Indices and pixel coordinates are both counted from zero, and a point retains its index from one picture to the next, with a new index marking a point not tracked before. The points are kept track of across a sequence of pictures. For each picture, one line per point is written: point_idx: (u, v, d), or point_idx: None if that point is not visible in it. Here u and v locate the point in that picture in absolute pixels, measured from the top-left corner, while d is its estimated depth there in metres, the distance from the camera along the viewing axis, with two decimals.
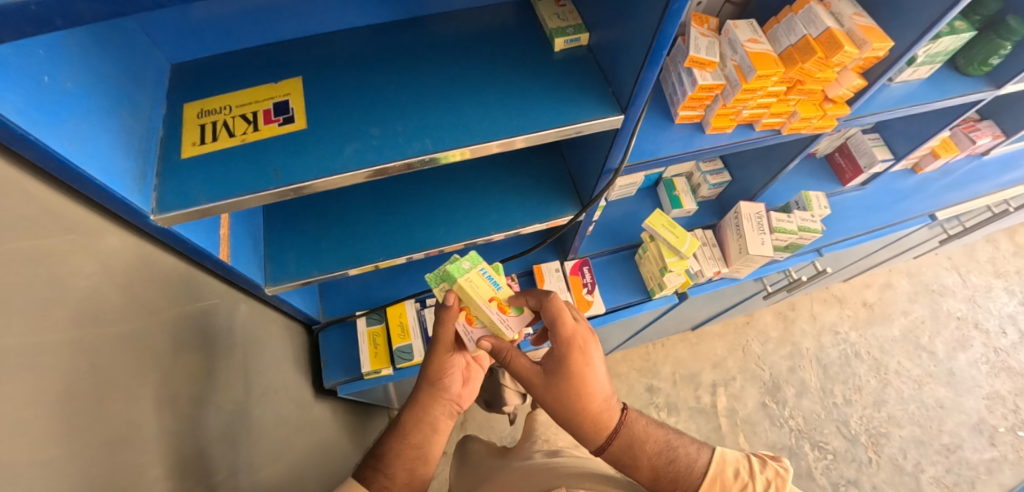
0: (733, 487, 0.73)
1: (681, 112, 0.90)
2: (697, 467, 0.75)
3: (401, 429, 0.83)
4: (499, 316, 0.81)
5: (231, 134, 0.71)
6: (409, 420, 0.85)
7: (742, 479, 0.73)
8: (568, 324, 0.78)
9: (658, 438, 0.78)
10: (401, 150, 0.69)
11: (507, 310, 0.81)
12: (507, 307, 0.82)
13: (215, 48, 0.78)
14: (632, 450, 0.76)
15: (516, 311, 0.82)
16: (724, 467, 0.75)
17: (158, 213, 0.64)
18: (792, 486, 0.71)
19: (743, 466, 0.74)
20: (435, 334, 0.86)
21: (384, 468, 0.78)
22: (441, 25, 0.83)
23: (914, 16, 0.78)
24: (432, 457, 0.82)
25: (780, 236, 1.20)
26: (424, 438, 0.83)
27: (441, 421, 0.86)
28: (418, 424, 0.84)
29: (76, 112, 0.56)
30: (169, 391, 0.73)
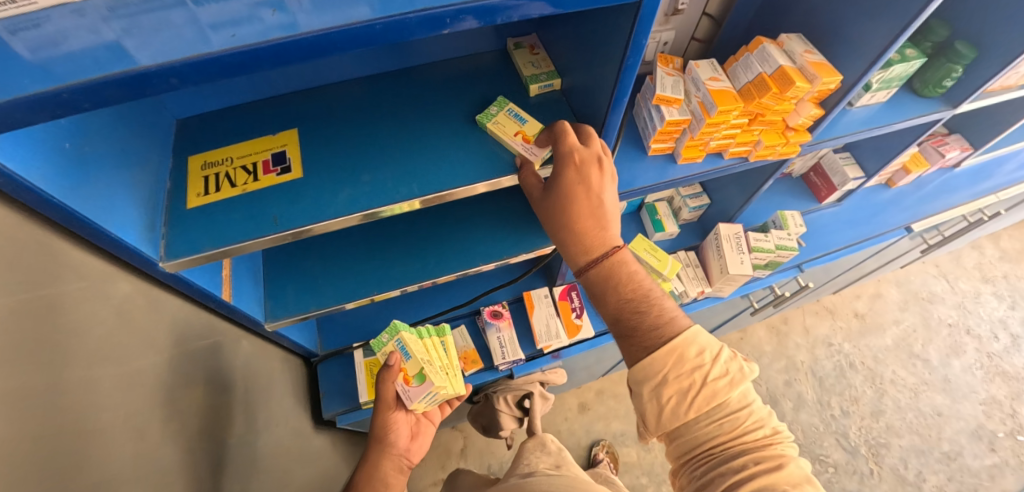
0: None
1: (653, 145, 0.96)
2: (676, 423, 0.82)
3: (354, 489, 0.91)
4: (405, 386, 0.95)
5: (233, 184, 0.76)
6: (361, 481, 0.92)
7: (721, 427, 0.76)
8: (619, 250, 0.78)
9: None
10: (390, 194, 0.74)
11: (410, 381, 0.94)
12: (411, 377, 0.94)
13: (217, 104, 0.85)
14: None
15: (418, 381, 0.93)
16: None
17: (165, 260, 0.69)
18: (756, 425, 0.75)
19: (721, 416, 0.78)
20: (378, 394, 0.95)
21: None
22: (425, 75, 0.90)
23: (860, 51, 0.85)
24: None
25: (759, 255, 1.26)
26: None
27: (392, 477, 0.94)
28: (369, 482, 0.92)
29: (94, 172, 0.61)
30: (177, 426, 0.77)
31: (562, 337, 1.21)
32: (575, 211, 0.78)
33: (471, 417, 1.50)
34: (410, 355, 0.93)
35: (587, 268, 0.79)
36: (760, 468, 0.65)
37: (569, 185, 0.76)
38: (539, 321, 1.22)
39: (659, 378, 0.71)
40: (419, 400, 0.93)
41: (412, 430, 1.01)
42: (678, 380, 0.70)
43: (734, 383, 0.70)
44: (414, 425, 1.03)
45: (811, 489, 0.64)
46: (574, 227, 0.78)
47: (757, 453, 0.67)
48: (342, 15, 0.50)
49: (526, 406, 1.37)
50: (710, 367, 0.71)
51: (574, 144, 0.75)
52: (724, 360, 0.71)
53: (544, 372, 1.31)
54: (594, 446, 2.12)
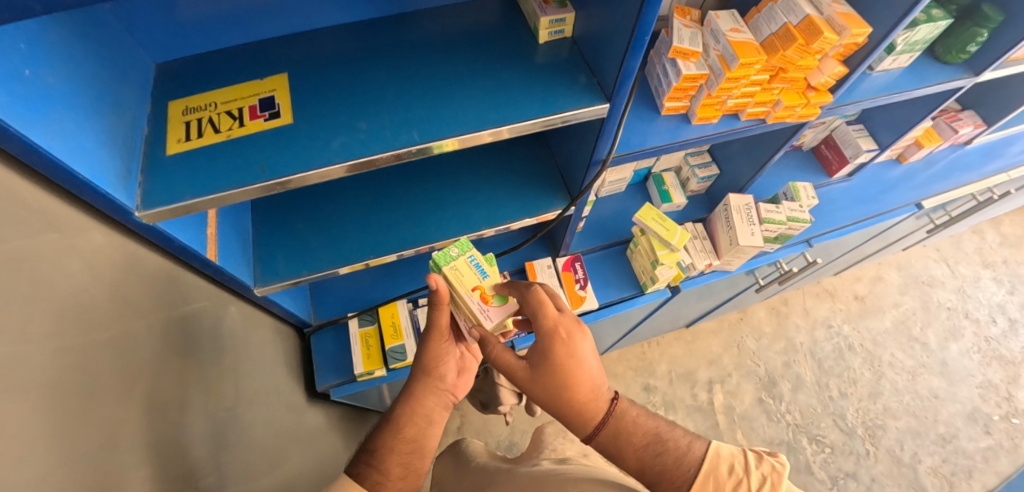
0: (726, 484, 0.72)
1: (666, 103, 0.91)
2: (689, 459, 0.76)
3: (395, 422, 0.85)
4: (482, 306, 0.87)
5: (217, 130, 0.70)
6: (403, 413, 0.86)
7: (737, 475, 0.73)
8: (551, 316, 0.84)
9: (648, 430, 0.81)
10: (389, 141, 0.69)
11: (489, 300, 0.88)
12: (489, 296, 0.88)
13: (200, 47, 0.78)
14: (619, 441, 0.81)
15: (498, 300, 0.89)
16: (717, 463, 0.75)
17: (142, 209, 0.63)
18: (789, 481, 0.70)
19: (738, 461, 0.74)
20: (431, 318, 0.89)
21: (377, 463, 0.79)
22: (426, 23, 0.83)
23: (891, 2, 0.78)
24: (427, 451, 0.84)
25: (769, 227, 1.21)
26: (420, 431, 0.84)
27: (436, 413, 0.87)
28: (412, 417, 0.85)
29: (59, 107, 0.55)
30: (158, 392, 0.72)
31: None
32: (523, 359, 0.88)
33: (469, 393, 1.47)
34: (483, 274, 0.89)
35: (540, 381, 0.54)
36: None
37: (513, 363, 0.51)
38: None
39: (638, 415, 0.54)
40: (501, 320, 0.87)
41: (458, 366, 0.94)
42: None
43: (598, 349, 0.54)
44: (460, 361, 0.96)
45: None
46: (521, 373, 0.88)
47: None
48: None
49: None
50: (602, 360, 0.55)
51: None
52: None
53: None
54: None
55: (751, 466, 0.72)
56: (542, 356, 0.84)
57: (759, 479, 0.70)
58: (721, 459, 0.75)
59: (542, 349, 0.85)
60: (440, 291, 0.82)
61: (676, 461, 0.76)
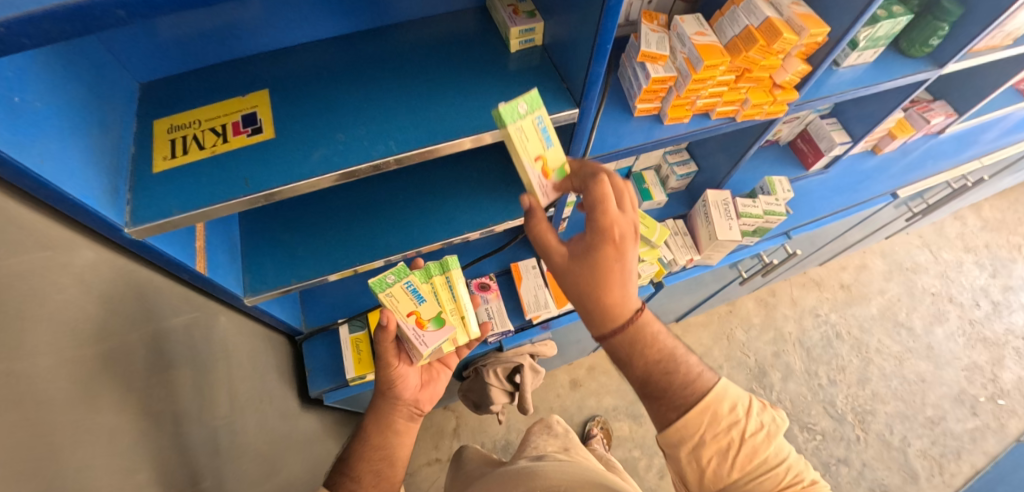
0: (723, 419, 0.73)
1: (639, 105, 0.94)
2: (696, 388, 0.75)
3: (365, 432, 0.91)
4: (540, 179, 0.77)
5: (201, 146, 0.73)
6: (372, 424, 0.92)
7: (736, 414, 0.73)
8: (610, 213, 0.73)
9: (663, 347, 0.79)
10: (367, 153, 0.72)
11: (549, 175, 0.78)
12: (550, 171, 0.78)
13: (182, 66, 0.80)
14: (633, 349, 0.78)
15: (556, 174, 0.79)
16: (719, 402, 0.74)
17: (131, 226, 0.66)
18: (780, 442, 0.72)
19: (741, 401, 0.74)
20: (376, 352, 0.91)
21: (349, 471, 0.84)
22: (402, 35, 0.86)
23: (846, 3, 0.82)
24: (398, 458, 0.90)
25: (747, 221, 1.25)
26: (386, 440, 0.90)
27: (400, 424, 0.93)
28: (380, 428, 0.91)
29: (47, 130, 0.58)
30: (153, 402, 0.74)
31: (551, 306, 1.20)
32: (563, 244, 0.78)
33: (462, 395, 1.48)
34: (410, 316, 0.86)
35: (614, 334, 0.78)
36: None
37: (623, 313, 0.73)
38: (527, 292, 1.21)
39: (694, 440, 0.73)
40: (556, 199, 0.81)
41: (421, 379, 0.98)
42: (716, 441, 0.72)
43: None
44: (424, 374, 1.00)
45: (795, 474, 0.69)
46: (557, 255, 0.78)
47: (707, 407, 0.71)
48: None
49: (517, 380, 1.35)
50: None
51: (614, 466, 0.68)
52: None
53: (534, 344, 1.30)
54: (588, 422, 2.14)
55: (750, 411, 0.73)
56: (588, 248, 0.74)
57: (755, 424, 0.73)
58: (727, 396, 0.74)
59: (589, 243, 0.74)
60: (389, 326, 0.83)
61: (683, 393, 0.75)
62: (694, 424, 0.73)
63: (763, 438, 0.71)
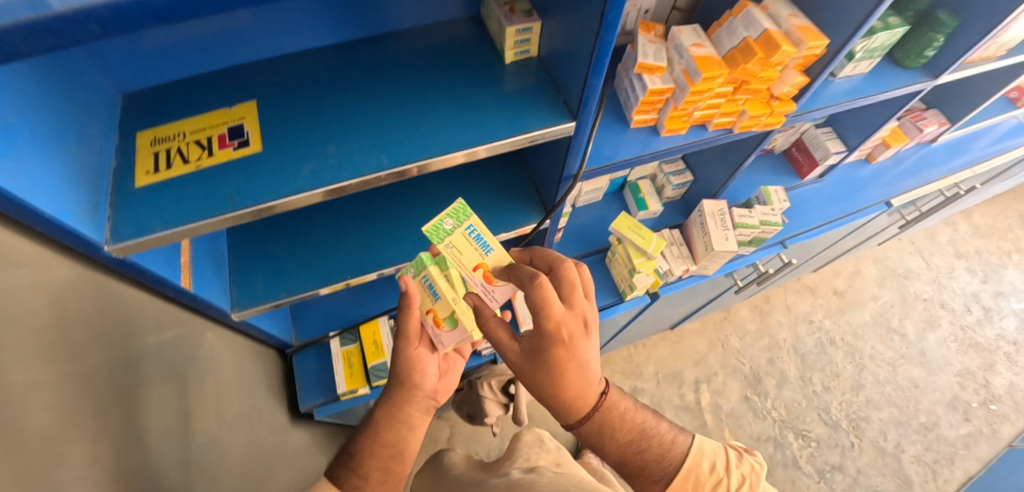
0: (706, 483, 0.77)
1: (635, 116, 0.93)
2: (672, 457, 0.79)
3: (375, 427, 0.87)
4: (504, 12, 0.76)
5: (186, 160, 0.71)
6: (383, 418, 0.88)
7: (718, 474, 0.77)
8: (555, 314, 0.73)
9: (634, 426, 0.82)
10: (358, 168, 0.70)
11: (515, 11, 0.77)
12: (516, 9, 0.77)
13: (167, 76, 0.78)
14: (602, 435, 0.81)
15: (523, 13, 0.77)
16: (700, 461, 0.79)
17: (112, 243, 0.63)
18: (765, 483, 0.76)
19: (720, 460, 0.79)
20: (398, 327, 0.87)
21: (356, 467, 0.82)
22: (393, 44, 0.85)
23: (843, 15, 0.82)
24: (407, 454, 0.85)
25: (743, 231, 1.24)
26: (398, 436, 0.86)
27: (416, 418, 0.89)
28: (392, 424, 0.87)
29: (21, 145, 0.55)
30: (135, 426, 0.72)
31: None
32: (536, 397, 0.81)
33: (455, 406, 1.46)
34: (440, 296, 0.85)
35: (577, 425, 0.81)
36: None
37: (558, 360, 0.75)
38: None
39: None
40: (513, 29, 0.75)
41: (439, 369, 0.95)
42: None
43: None
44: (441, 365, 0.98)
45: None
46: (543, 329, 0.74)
47: None
48: None
49: (511, 391, 1.34)
50: None
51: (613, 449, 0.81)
52: None
53: None
54: None
55: None
56: (538, 349, 0.76)
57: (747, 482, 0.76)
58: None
59: (540, 342, 0.75)
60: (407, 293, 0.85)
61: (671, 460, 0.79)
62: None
63: None
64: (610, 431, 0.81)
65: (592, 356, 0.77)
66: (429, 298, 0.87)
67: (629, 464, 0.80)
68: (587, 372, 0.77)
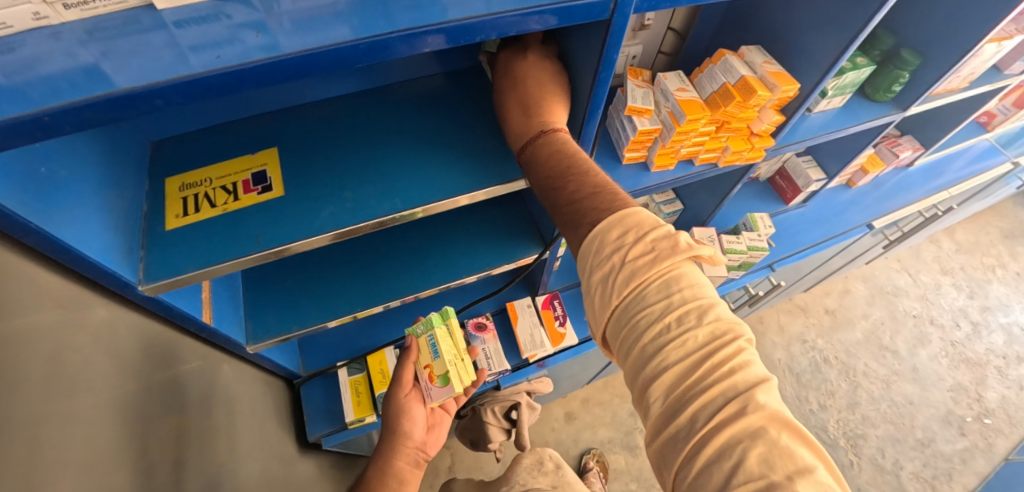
0: (608, 245, 0.59)
1: (627, 154, 1.00)
2: (589, 215, 0.62)
3: (366, 483, 0.94)
4: None
5: (213, 204, 0.76)
6: (373, 475, 0.95)
7: (624, 241, 0.58)
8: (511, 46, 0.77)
9: (577, 158, 0.68)
10: (375, 210, 0.76)
11: None
12: None
13: (194, 125, 0.84)
14: (542, 155, 0.69)
15: None
16: (613, 224, 0.60)
17: (145, 282, 0.68)
18: (694, 296, 0.56)
19: (634, 227, 0.58)
20: (395, 375, 0.98)
21: None
22: (402, 91, 0.92)
23: (813, 61, 0.89)
24: None
25: (733, 256, 1.31)
26: (390, 490, 0.93)
27: (404, 471, 0.96)
28: (383, 479, 0.94)
29: (71, 195, 0.61)
30: (158, 456, 0.74)
31: (547, 345, 1.23)
32: (510, 105, 0.76)
33: (458, 433, 1.48)
34: (436, 356, 0.93)
35: (524, 145, 0.72)
36: (725, 414, 0.50)
37: (511, 87, 0.75)
38: (523, 331, 1.24)
39: (588, 266, 0.61)
40: None
41: (428, 421, 1.02)
42: (599, 266, 0.59)
43: (664, 263, 0.56)
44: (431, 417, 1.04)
45: (776, 431, 0.48)
46: (509, 122, 0.76)
47: (711, 384, 0.52)
48: (325, 36, 0.52)
49: (513, 417, 1.36)
50: (632, 245, 0.58)
51: (567, 232, 0.65)
52: (651, 236, 0.58)
53: (530, 382, 1.32)
54: (584, 455, 2.13)
55: (704, 316, 0.55)
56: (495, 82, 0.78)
57: (708, 335, 0.54)
58: (681, 286, 0.56)
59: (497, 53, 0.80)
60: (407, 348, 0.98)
61: (611, 205, 0.62)
62: (585, 257, 0.61)
63: (718, 360, 0.53)
64: (540, 159, 0.69)
65: (552, 74, 0.76)
66: (428, 355, 0.95)
67: (561, 206, 0.65)
68: (557, 85, 0.75)
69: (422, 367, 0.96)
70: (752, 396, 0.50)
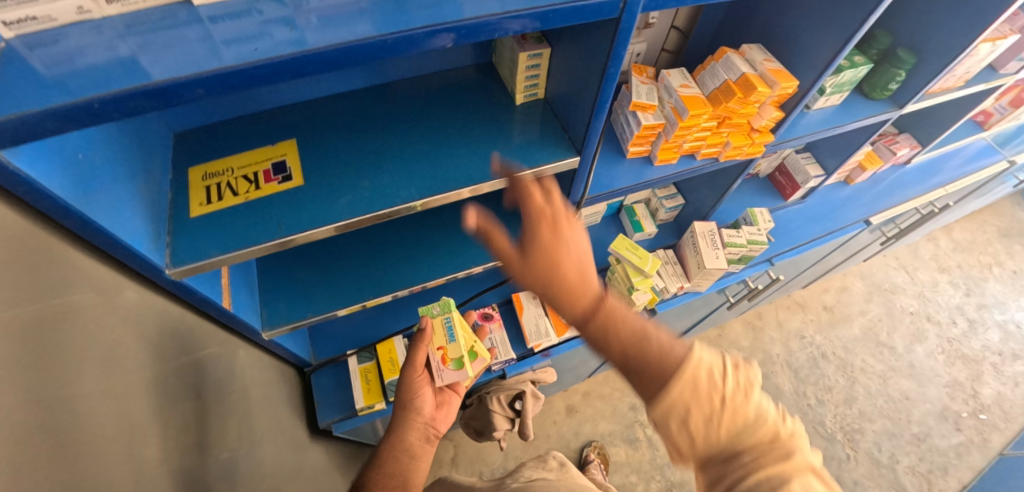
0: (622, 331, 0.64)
1: (631, 148, 1.03)
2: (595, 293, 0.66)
3: (379, 459, 0.94)
4: (518, 43, 0.85)
5: (235, 193, 0.79)
6: (386, 450, 0.95)
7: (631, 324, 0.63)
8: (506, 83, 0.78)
9: (552, 221, 0.69)
10: (390, 198, 0.79)
11: (527, 40, 0.86)
12: (528, 38, 0.86)
13: (216, 117, 0.87)
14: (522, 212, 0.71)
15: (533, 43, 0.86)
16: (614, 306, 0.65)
17: (171, 267, 0.71)
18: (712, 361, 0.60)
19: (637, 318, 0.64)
20: (408, 358, 1.01)
21: None
22: (415, 87, 0.95)
23: (812, 59, 0.93)
24: (413, 482, 0.92)
25: (733, 250, 1.34)
26: (404, 463, 0.94)
27: (416, 446, 0.98)
28: (396, 453, 0.95)
29: (105, 182, 0.64)
30: (183, 435, 0.77)
31: (551, 335, 1.27)
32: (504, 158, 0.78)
33: (463, 423, 1.51)
34: (455, 337, 1.02)
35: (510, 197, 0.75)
36: (760, 464, 0.54)
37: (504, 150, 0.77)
38: (529, 321, 1.28)
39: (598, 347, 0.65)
40: (530, 53, 0.83)
41: (435, 401, 1.05)
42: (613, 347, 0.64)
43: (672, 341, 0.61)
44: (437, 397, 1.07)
45: (809, 478, 0.53)
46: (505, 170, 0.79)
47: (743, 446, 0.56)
48: (351, 31, 0.55)
49: (518, 407, 1.40)
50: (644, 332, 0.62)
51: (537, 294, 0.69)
52: (670, 342, 0.61)
53: (535, 371, 1.36)
54: (585, 448, 2.16)
55: (725, 367, 0.59)
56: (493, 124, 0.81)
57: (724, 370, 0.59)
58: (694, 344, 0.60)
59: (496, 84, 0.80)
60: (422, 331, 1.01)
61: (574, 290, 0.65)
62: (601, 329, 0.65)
63: (748, 414, 0.57)
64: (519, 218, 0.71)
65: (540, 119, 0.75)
66: (442, 338, 1.03)
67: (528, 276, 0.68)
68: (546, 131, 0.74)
69: (433, 349, 1.03)
70: (784, 444, 0.55)
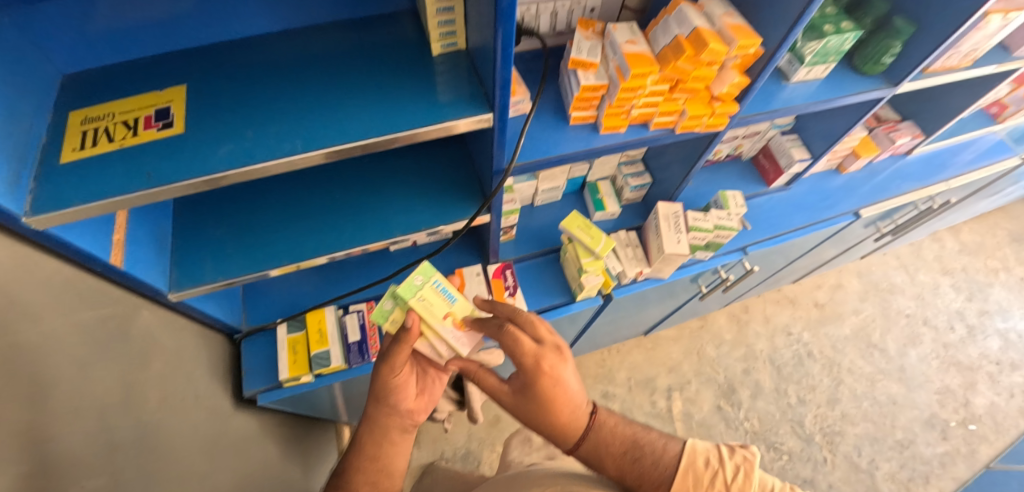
0: None
1: (573, 113, 0.93)
2: None
3: (359, 442, 0.93)
4: None
5: (111, 139, 0.72)
6: (365, 434, 0.92)
7: None
8: None
9: None
10: (273, 150, 0.71)
11: None
12: None
13: (112, 59, 0.79)
14: None
15: None
16: None
17: (29, 215, 0.64)
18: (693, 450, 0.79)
19: None
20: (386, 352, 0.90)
21: (346, 483, 0.89)
22: (337, 35, 0.87)
23: (778, 16, 0.81)
24: (394, 469, 0.91)
25: (697, 234, 1.23)
26: (381, 451, 0.91)
27: (393, 435, 0.92)
28: (375, 442, 0.91)
29: None
30: (71, 392, 0.71)
31: None
32: None
33: None
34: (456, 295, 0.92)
35: None
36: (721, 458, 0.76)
37: None
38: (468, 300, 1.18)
39: None
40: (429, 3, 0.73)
41: (417, 388, 0.95)
42: None
43: None
44: (421, 381, 0.96)
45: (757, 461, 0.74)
46: None
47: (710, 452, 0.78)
48: None
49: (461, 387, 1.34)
50: None
51: None
52: None
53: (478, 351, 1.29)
54: None
55: None
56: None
57: None
58: None
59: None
60: (412, 329, 0.86)
61: None
62: None
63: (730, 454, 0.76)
64: None
65: None
66: (444, 303, 0.90)
67: None
68: None
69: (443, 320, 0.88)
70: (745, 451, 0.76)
